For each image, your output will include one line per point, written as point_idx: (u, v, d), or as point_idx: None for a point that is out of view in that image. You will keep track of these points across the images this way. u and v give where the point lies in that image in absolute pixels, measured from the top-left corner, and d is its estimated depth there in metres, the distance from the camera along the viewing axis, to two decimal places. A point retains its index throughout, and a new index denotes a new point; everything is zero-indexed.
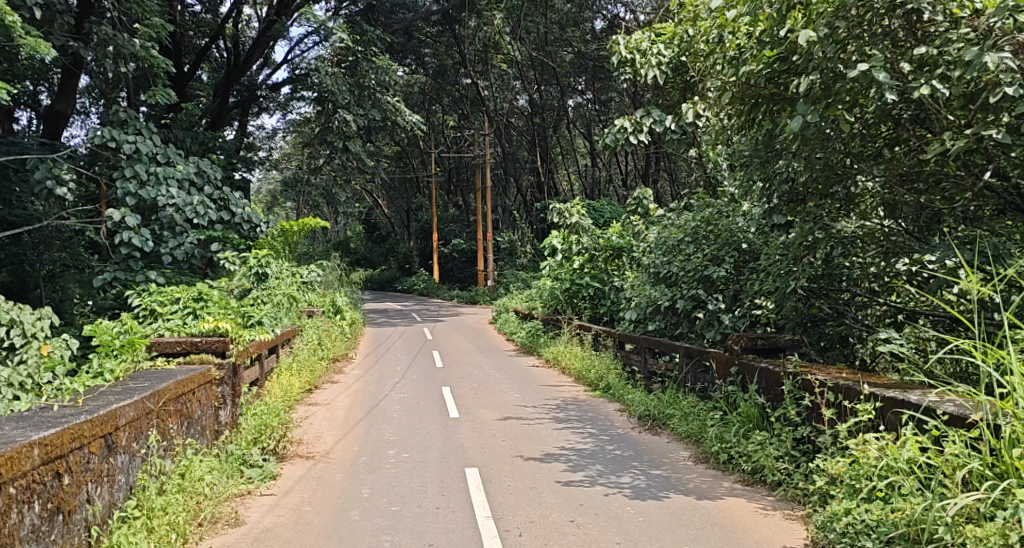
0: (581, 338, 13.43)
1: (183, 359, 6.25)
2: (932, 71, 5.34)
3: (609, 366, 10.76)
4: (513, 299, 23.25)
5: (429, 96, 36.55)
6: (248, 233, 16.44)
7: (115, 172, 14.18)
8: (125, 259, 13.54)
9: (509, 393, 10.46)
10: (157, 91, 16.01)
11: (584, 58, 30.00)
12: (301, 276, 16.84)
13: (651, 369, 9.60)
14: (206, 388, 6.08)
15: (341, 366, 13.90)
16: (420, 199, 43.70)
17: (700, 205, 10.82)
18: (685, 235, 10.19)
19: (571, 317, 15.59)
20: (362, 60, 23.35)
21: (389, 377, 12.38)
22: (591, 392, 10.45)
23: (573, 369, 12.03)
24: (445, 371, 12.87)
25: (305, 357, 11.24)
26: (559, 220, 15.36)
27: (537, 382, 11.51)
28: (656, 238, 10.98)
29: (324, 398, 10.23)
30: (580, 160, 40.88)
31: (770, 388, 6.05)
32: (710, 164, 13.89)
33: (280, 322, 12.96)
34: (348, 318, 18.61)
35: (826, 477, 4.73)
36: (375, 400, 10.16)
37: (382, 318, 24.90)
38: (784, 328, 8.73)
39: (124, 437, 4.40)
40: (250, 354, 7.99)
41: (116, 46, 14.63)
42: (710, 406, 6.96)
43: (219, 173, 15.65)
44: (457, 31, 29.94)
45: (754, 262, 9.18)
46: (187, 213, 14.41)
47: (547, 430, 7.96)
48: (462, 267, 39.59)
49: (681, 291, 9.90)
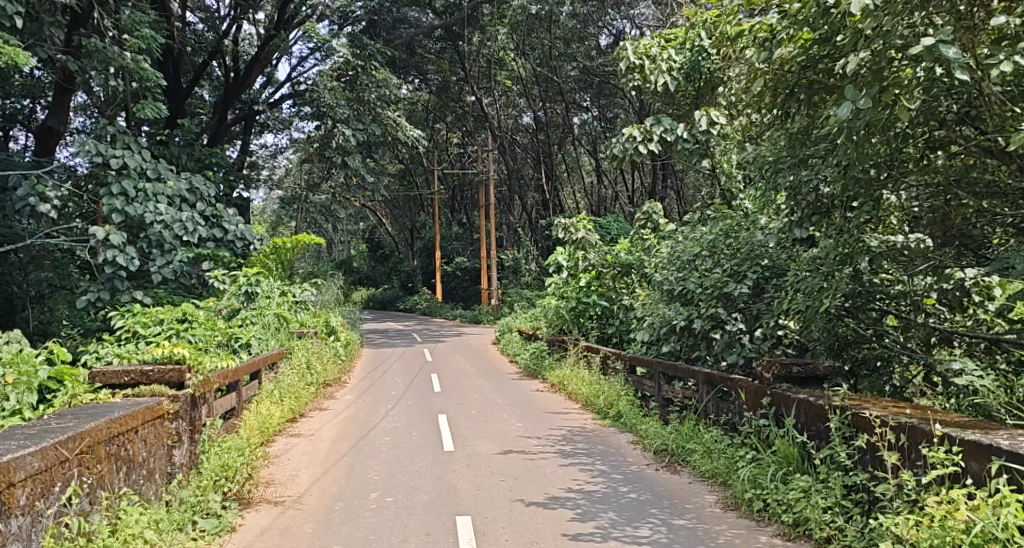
0: (589, 360, 12.53)
1: (131, 391, 5.43)
2: (1006, 50, 4.53)
3: (620, 391, 9.88)
4: (517, 318, 22.37)
5: (433, 114, 36.07)
6: (241, 251, 15.82)
7: (103, 188, 13.48)
8: (110, 278, 13.01)
9: (510, 421, 9.60)
10: (148, 104, 15.39)
11: (589, 74, 29.38)
12: (294, 295, 16.09)
13: (665, 397, 8.73)
14: (155, 424, 5.27)
15: (333, 391, 13.08)
16: (424, 217, 43.02)
17: (717, 216, 10.02)
18: (702, 248, 9.37)
19: (577, 337, 14.64)
20: (363, 74, 22.75)
21: (382, 403, 11.55)
22: (600, 420, 9.59)
23: (579, 394, 11.15)
24: (443, 396, 12.03)
25: (289, 382, 10.38)
26: (564, 235, 14.50)
27: (542, 409, 10.63)
28: (670, 253, 10.17)
29: (308, 427, 9.42)
30: (586, 177, 40.13)
31: (811, 423, 5.24)
32: (726, 176, 13.11)
33: (266, 343, 12.19)
34: (343, 339, 17.67)
35: (896, 542, 3.88)
36: (364, 430, 9.34)
37: (381, 338, 24.02)
38: (814, 351, 7.86)
39: (23, 495, 3.61)
40: (217, 381, 7.16)
41: (104, 59, 14.03)
42: (739, 442, 6.08)
43: (212, 191, 15.05)
44: (460, 47, 29.45)
45: (782, 278, 8.32)
46: (176, 229, 13.72)
47: (551, 466, 7.09)
48: (465, 286, 38.66)
49: (698, 310, 8.99)
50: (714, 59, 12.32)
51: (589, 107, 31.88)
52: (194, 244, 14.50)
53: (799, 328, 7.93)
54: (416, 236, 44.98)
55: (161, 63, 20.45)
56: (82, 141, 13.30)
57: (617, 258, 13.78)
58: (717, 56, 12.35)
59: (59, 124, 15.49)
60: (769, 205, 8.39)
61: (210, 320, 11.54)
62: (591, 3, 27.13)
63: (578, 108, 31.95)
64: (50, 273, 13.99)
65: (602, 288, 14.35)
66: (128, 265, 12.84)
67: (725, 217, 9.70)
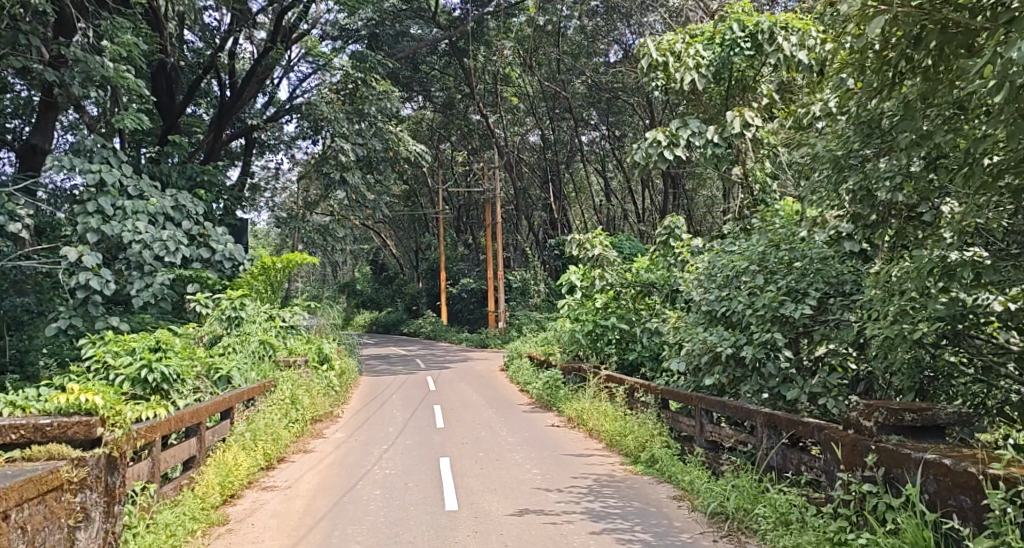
0: (611, 390, 11.01)
1: (19, 454, 4.07)
2: None
3: (651, 430, 8.42)
4: (526, 343, 20.88)
5: (438, 132, 34.97)
6: (228, 272, 14.89)
7: (76, 207, 12.53)
8: (83, 303, 12.06)
9: (524, 468, 8.15)
10: (127, 116, 14.16)
11: (596, 88, 28.17)
12: (282, 319, 14.69)
13: (710, 439, 7.26)
14: (49, 500, 3.87)
15: (321, 427, 11.69)
16: (428, 238, 41.68)
17: (761, 227, 8.69)
18: (752, 262, 7.86)
19: (594, 364, 13.23)
20: (363, 87, 21.52)
21: (376, 443, 10.12)
22: (631, 464, 8.16)
23: (602, 432, 9.75)
24: (445, 434, 10.59)
25: (267, 422, 9.00)
26: (579, 252, 13.09)
27: (560, 450, 9.16)
28: (706, 268, 8.81)
29: (284, 478, 8.01)
30: (596, 196, 38.82)
31: (947, 495, 3.97)
32: (760, 185, 12.01)
33: (248, 374, 10.88)
34: (337, 367, 15.91)
35: None
36: (351, 480, 7.91)
37: (382, 365, 22.53)
38: (899, 387, 6.42)
39: None
40: (157, 431, 5.75)
41: (84, 69, 12.89)
42: (834, 512, 4.67)
43: (200, 208, 14.20)
44: (466, 64, 28.17)
45: (855, 297, 6.86)
46: (156, 249, 12.61)
47: (580, 533, 5.69)
48: (470, 308, 36.93)
49: (747, 335, 7.51)
50: (747, 54, 11.02)
51: (597, 125, 30.80)
52: (177, 265, 13.45)
53: (876, 356, 6.52)
54: (422, 257, 43.58)
55: (153, 78, 19.21)
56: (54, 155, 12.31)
57: (637, 277, 12.53)
58: (751, 52, 11.01)
59: (41, 140, 14.55)
60: (835, 208, 7.03)
61: (186, 350, 10.22)
62: (598, 18, 26.01)
63: (586, 125, 30.78)
64: (27, 298, 13.22)
65: (621, 310, 12.97)
66: (102, 289, 11.86)
67: (776, 227, 8.28)
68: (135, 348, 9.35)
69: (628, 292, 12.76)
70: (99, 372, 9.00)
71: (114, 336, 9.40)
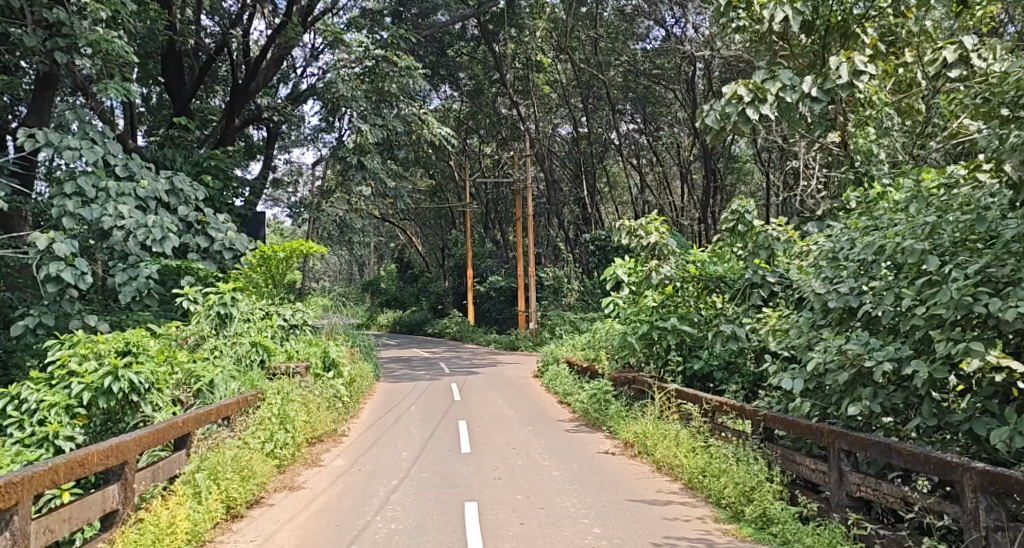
0: (681, 409, 8.62)
1: None
2: None
3: (755, 469, 6.12)
4: (563, 346, 18.53)
5: (467, 124, 32.64)
6: (224, 265, 12.78)
7: (54, 188, 10.64)
8: (56, 298, 10.15)
9: (585, 526, 5.91)
10: (112, 87, 11.22)
11: (636, 73, 25.44)
12: (281, 318, 12.55)
13: (856, 495, 5.05)
14: None
15: (321, 451, 9.51)
16: (455, 234, 39.40)
17: (904, 199, 6.32)
18: (918, 242, 5.52)
19: (652, 377, 10.93)
20: (383, 62, 18.42)
21: (384, 475, 7.94)
22: (734, 521, 5.89)
23: (678, 465, 7.48)
24: (472, 463, 8.34)
25: (239, 451, 6.88)
26: (629, 241, 10.58)
27: (627, 493, 6.90)
28: (829, 255, 6.52)
29: (249, 533, 5.89)
30: (633, 189, 36.21)
31: None
32: (862, 155, 9.71)
33: (232, 388, 8.70)
34: (347, 375, 13.65)
35: None
36: (342, 537, 5.78)
37: (403, 370, 20.35)
38: None
39: None
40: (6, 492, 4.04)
41: (69, 34, 10.69)
42: None
43: (199, 192, 12.26)
44: (496, 49, 25.79)
45: None
46: (141, 238, 10.69)
47: None
48: (497, 309, 34.55)
49: (910, 346, 5.24)
50: None
51: (633, 115, 28.30)
52: (166, 255, 11.47)
53: None
54: (447, 255, 41.17)
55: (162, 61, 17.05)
56: (27, 129, 10.33)
57: (705, 269, 10.20)
58: None
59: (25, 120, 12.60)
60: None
61: (162, 353, 8.21)
62: None
63: (623, 115, 28.21)
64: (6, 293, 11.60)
65: (681, 310, 10.52)
66: (78, 284, 9.93)
67: (938, 195, 5.92)
68: (102, 352, 7.32)
69: (690, 289, 10.34)
70: (55, 383, 7.02)
71: (83, 337, 7.44)
